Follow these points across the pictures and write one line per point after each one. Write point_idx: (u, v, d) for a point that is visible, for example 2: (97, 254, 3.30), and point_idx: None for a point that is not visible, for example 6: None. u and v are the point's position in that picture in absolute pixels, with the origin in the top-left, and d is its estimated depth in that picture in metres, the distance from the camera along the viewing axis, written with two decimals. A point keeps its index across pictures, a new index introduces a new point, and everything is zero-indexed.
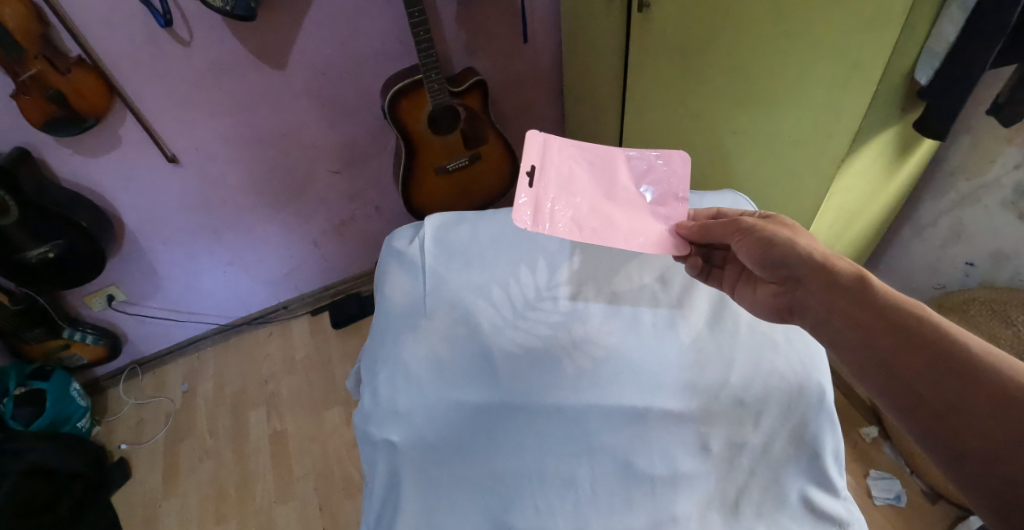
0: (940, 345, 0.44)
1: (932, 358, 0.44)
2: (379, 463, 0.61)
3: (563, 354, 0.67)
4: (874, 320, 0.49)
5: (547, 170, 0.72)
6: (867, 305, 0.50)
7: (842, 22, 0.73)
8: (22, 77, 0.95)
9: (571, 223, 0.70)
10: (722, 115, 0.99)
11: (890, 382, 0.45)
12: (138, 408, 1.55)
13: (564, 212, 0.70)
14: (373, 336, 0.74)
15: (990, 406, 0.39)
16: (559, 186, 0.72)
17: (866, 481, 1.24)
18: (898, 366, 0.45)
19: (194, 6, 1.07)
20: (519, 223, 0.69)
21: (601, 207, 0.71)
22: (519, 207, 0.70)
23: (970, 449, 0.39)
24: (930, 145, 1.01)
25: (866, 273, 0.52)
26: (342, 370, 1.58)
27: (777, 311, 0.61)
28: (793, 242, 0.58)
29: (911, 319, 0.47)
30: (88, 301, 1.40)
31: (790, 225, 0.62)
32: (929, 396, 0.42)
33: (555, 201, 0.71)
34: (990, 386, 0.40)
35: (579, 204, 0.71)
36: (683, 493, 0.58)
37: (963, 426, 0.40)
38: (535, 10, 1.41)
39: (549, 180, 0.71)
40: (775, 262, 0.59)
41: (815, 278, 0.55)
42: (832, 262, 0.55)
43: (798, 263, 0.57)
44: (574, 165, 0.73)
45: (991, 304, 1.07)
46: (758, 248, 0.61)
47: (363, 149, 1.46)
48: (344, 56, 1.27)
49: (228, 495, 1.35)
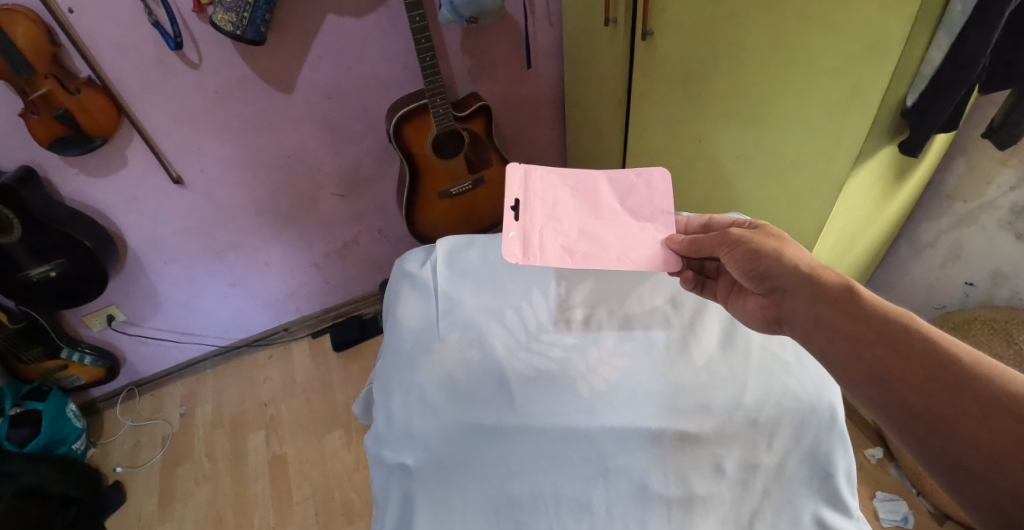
0: (930, 355, 0.44)
1: (922, 368, 0.44)
2: (393, 488, 0.61)
3: (577, 377, 0.67)
4: (863, 331, 0.49)
5: (532, 201, 0.74)
6: (856, 316, 0.50)
7: (842, 48, 0.76)
8: (31, 96, 0.96)
9: (561, 250, 0.71)
10: (726, 139, 1.03)
11: (882, 395, 0.46)
12: (135, 431, 1.52)
13: (553, 240, 0.72)
14: (385, 359, 0.74)
15: (985, 417, 0.39)
16: (545, 214, 0.73)
17: (873, 502, 1.24)
18: (887, 377, 0.46)
19: (204, 29, 1.09)
20: (509, 256, 0.70)
21: (590, 229, 0.73)
22: (508, 241, 0.71)
23: (962, 460, 0.39)
24: (928, 168, 1.03)
25: (853, 282, 0.53)
26: (343, 392, 1.57)
27: (766, 322, 0.62)
28: (780, 252, 0.60)
29: (901, 330, 0.47)
30: (88, 321, 1.39)
31: (778, 235, 0.63)
32: (921, 408, 0.43)
33: (543, 231, 0.72)
34: (982, 395, 0.40)
35: (567, 230, 0.73)
36: (699, 516, 0.58)
37: (956, 437, 0.40)
38: (537, 36, 1.44)
39: (535, 210, 0.73)
40: (763, 274, 0.61)
41: (803, 289, 0.56)
42: (817, 272, 0.56)
43: (788, 276, 0.58)
44: (557, 192, 0.76)
45: (991, 323, 1.08)
46: (746, 260, 0.62)
47: (368, 173, 1.47)
48: (350, 81, 1.29)
49: (224, 521, 1.32)
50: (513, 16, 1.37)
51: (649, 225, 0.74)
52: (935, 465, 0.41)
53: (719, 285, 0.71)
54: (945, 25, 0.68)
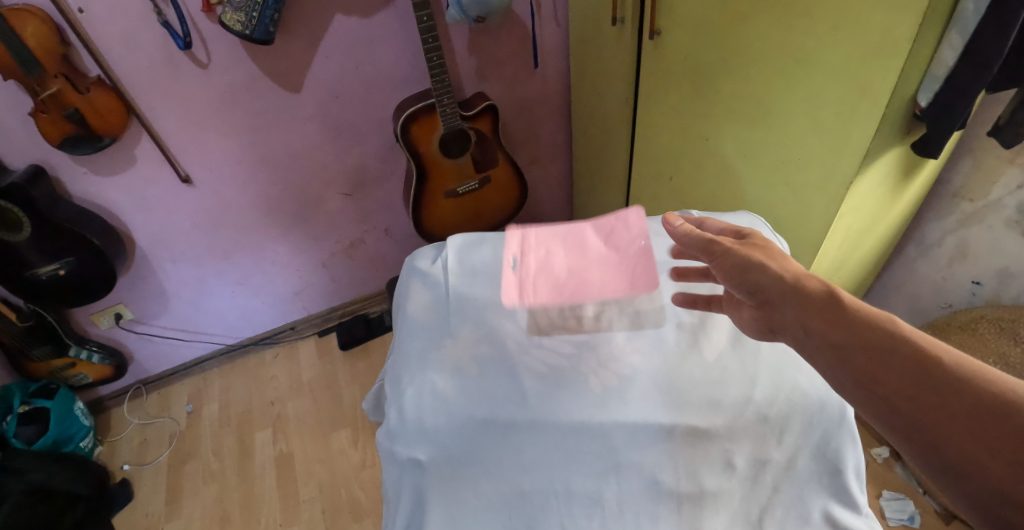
0: (914, 357, 0.41)
1: (908, 370, 0.40)
2: (405, 483, 0.61)
3: (589, 372, 0.68)
4: (847, 338, 0.44)
5: (527, 255, 0.82)
6: (840, 321, 0.45)
7: (851, 46, 0.76)
8: (40, 95, 0.97)
9: (552, 289, 0.77)
10: (734, 138, 1.03)
11: (871, 402, 0.41)
12: (141, 429, 1.53)
13: (545, 283, 0.78)
14: (396, 354, 0.75)
15: (982, 427, 0.36)
16: (539, 261, 0.80)
17: (880, 501, 1.24)
18: (875, 385, 0.41)
19: (213, 29, 1.09)
20: (506, 300, 0.76)
21: (579, 268, 0.80)
22: (504, 286, 0.78)
23: (956, 467, 0.36)
24: (935, 166, 1.04)
25: (838, 288, 0.48)
26: (349, 391, 1.57)
27: (761, 333, 0.56)
28: (766, 263, 0.53)
29: (884, 333, 0.43)
30: (96, 319, 1.39)
31: (763, 245, 0.56)
32: (912, 414, 0.39)
33: (537, 275, 0.79)
34: (974, 399, 0.37)
35: (558, 273, 0.79)
36: (709, 510, 0.58)
37: (952, 447, 0.36)
38: (544, 35, 1.45)
39: (530, 260, 0.81)
40: (752, 288, 0.53)
41: (788, 300, 0.50)
42: (803, 281, 0.50)
43: (774, 286, 0.51)
44: (551, 243, 0.83)
45: (999, 322, 1.10)
46: (733, 272, 0.55)
47: (375, 172, 1.48)
48: (358, 80, 1.30)
49: (231, 518, 1.32)
50: (520, 15, 1.37)
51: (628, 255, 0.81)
52: (939, 478, 0.38)
53: (724, 299, 0.65)
54: (958, 24, 0.68)
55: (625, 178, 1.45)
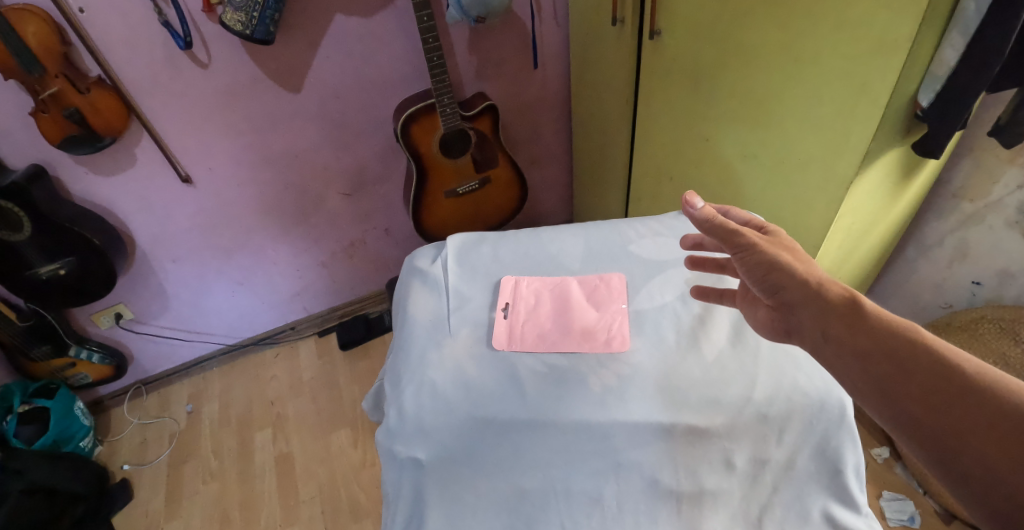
0: (934, 368, 0.42)
1: (929, 381, 0.42)
2: (405, 482, 0.61)
3: (589, 371, 0.68)
4: (869, 344, 0.45)
5: (518, 303, 0.77)
6: (862, 330, 0.46)
7: (850, 46, 0.76)
8: (41, 94, 0.97)
9: (537, 337, 0.72)
10: (733, 138, 1.03)
11: (891, 411, 0.43)
12: (141, 429, 1.53)
13: (531, 329, 0.73)
14: (395, 352, 0.75)
15: (992, 431, 0.37)
16: (528, 309, 0.76)
17: (880, 502, 1.24)
18: (896, 394, 0.42)
19: (214, 29, 1.09)
20: (496, 342, 0.72)
21: (568, 304, 0.77)
22: (496, 327, 0.74)
23: (971, 474, 0.37)
24: (935, 166, 1.04)
25: (857, 294, 0.49)
26: (349, 391, 1.57)
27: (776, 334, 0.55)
28: (792, 264, 0.53)
29: (904, 343, 0.44)
30: (96, 319, 1.39)
31: (789, 246, 0.56)
32: (932, 423, 0.40)
33: (526, 320, 0.74)
34: (988, 406, 0.38)
35: (545, 322, 0.74)
36: (708, 510, 0.58)
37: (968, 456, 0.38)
38: (544, 35, 1.45)
39: (521, 309, 0.76)
40: (775, 287, 0.53)
41: (808, 303, 0.50)
42: (823, 284, 0.50)
43: (797, 289, 0.51)
44: (542, 292, 0.79)
45: (999, 322, 1.10)
46: (756, 269, 0.54)
47: (375, 172, 1.48)
48: (358, 80, 1.30)
49: (231, 518, 1.32)
50: (520, 15, 1.37)
51: (612, 266, 0.81)
52: (948, 480, 0.39)
53: (738, 293, 0.65)
54: (959, 24, 0.68)
55: (625, 178, 1.45)
